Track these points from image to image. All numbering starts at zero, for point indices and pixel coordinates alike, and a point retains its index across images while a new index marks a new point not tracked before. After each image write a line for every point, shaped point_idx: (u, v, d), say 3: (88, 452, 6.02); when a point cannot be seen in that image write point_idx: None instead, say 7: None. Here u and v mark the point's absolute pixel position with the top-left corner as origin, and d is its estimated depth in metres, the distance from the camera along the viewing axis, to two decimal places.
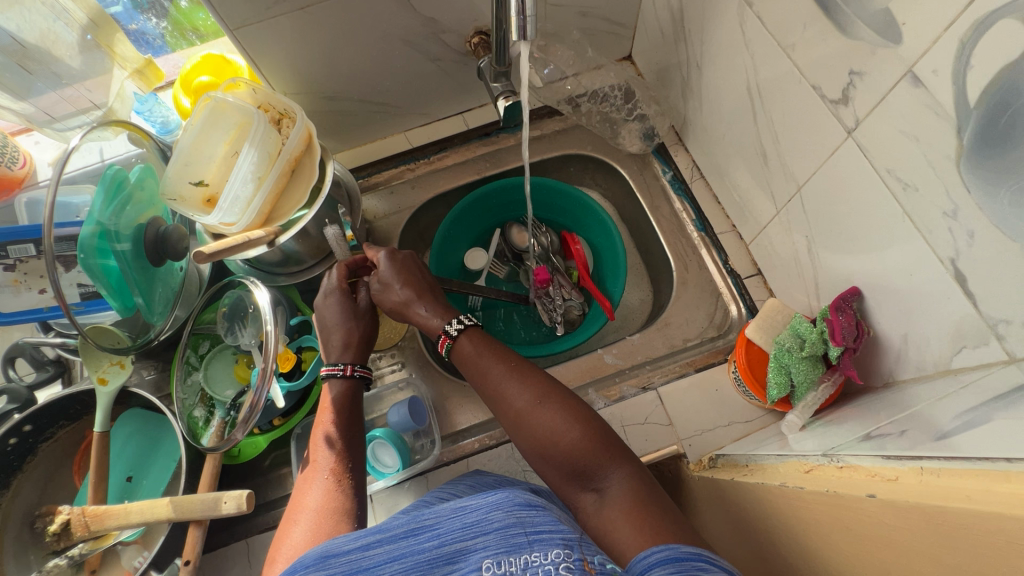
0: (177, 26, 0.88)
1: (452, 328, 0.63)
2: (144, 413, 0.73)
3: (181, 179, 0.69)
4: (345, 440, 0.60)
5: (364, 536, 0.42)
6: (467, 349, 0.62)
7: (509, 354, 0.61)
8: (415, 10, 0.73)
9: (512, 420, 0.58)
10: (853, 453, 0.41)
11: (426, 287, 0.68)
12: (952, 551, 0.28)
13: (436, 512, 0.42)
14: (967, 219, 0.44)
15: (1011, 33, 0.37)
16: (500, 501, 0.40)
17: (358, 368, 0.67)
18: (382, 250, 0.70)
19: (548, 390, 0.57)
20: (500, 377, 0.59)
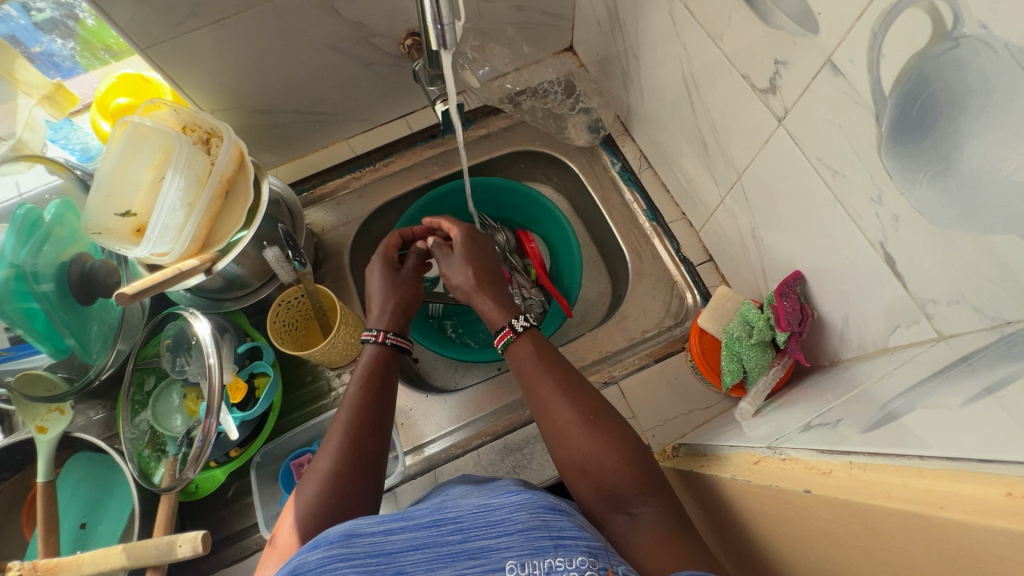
0: (87, 45, 0.79)
1: (519, 324, 0.68)
2: (94, 456, 0.70)
3: (104, 210, 0.65)
4: (373, 406, 0.61)
5: (387, 519, 0.41)
6: (521, 357, 0.67)
7: (564, 371, 0.65)
8: (340, 16, 0.70)
9: (556, 433, 0.61)
10: (794, 444, 0.41)
11: (488, 280, 0.75)
12: (882, 547, 0.28)
13: (459, 508, 0.42)
14: (892, 204, 0.45)
15: (918, 23, 0.37)
16: (525, 502, 0.41)
17: (389, 337, 0.69)
18: (459, 229, 0.78)
19: (597, 411, 0.61)
20: (551, 393, 0.62)
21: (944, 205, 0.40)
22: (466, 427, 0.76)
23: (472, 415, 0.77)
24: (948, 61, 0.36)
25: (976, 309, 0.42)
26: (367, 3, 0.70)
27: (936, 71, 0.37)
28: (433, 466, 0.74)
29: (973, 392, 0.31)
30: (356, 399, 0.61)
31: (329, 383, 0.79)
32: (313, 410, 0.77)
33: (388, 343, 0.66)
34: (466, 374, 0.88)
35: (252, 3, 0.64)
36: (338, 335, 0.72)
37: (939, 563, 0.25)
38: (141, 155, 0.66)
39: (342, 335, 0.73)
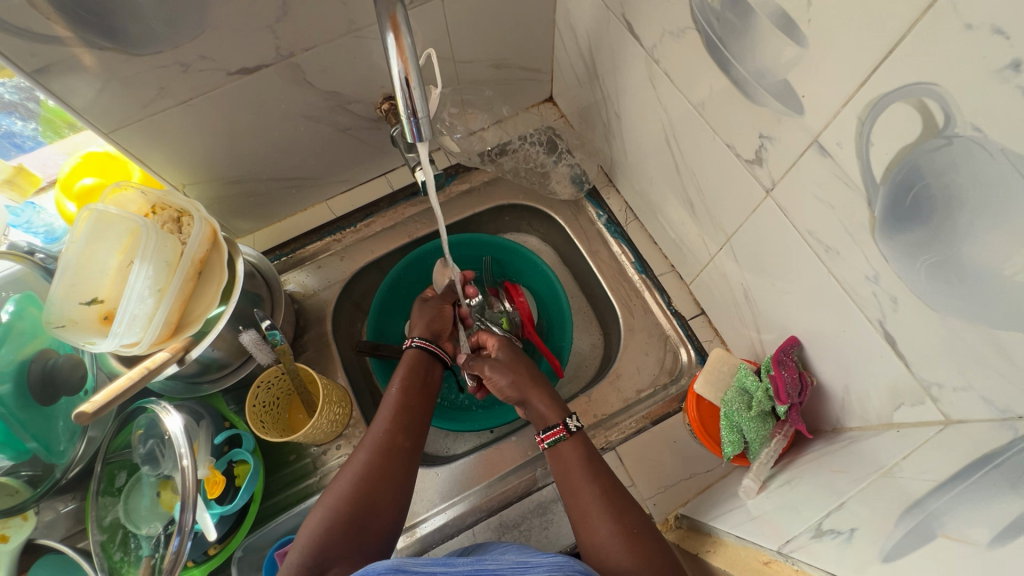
0: (50, 125, 0.71)
1: (572, 423, 0.64)
2: (60, 558, 0.63)
3: (68, 301, 0.61)
4: (410, 410, 0.65)
5: (430, 564, 0.43)
6: (565, 459, 0.63)
7: (607, 481, 0.60)
8: (313, 86, 0.69)
9: (593, 550, 0.56)
10: (808, 553, 0.38)
11: (535, 375, 0.72)
12: None
13: (497, 561, 0.44)
14: (889, 285, 0.44)
15: (907, 117, 0.36)
16: (561, 562, 0.43)
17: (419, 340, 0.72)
18: (496, 338, 0.78)
19: (638, 529, 0.56)
20: (592, 501, 0.58)
21: (947, 297, 0.39)
22: (461, 502, 0.73)
23: (466, 489, 0.74)
24: (940, 157, 0.35)
25: (984, 398, 0.40)
26: (340, 73, 0.69)
27: (928, 165, 0.36)
28: (426, 547, 0.70)
29: (1001, 520, 0.29)
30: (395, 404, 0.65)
31: (315, 460, 0.75)
32: (298, 492, 0.73)
33: (418, 346, 0.71)
34: (458, 439, 0.84)
35: (221, 82, 0.62)
36: (322, 416, 0.68)
37: None
38: (107, 240, 0.63)
39: (325, 416, 0.69)
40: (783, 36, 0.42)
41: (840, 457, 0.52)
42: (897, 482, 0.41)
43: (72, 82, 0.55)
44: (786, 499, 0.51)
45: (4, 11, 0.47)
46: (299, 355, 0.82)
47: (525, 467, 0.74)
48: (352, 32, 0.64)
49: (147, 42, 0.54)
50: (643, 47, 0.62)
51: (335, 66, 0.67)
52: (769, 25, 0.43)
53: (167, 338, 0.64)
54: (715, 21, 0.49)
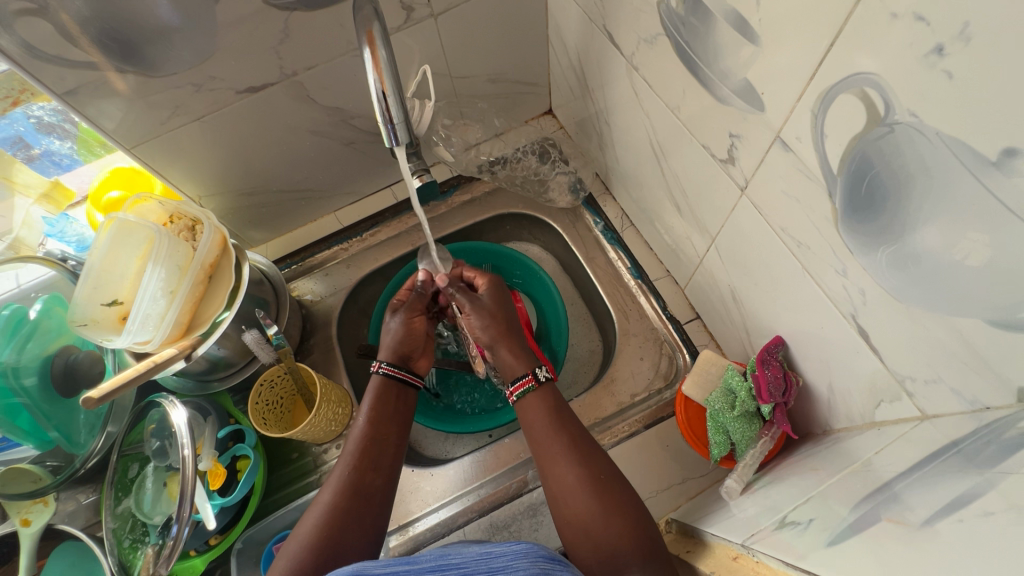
0: (85, 144, 0.77)
1: (541, 375, 0.66)
2: (79, 545, 0.67)
3: (91, 301, 0.67)
4: (381, 444, 0.66)
5: (393, 565, 0.42)
6: (533, 413, 0.64)
7: (575, 431, 0.62)
8: (317, 103, 0.73)
9: (559, 493, 0.58)
10: (768, 545, 0.38)
11: (508, 328, 0.73)
12: None
13: (461, 554, 0.43)
14: (857, 278, 0.43)
15: (853, 107, 0.36)
16: (527, 550, 0.43)
17: (384, 366, 0.71)
18: (487, 278, 0.78)
19: (602, 475, 0.58)
20: (561, 450, 0.60)
21: (905, 284, 0.39)
22: (454, 502, 0.74)
23: (461, 489, 0.75)
24: (886, 144, 0.35)
25: (953, 390, 0.39)
26: (342, 90, 0.73)
27: (876, 154, 0.36)
28: (419, 546, 0.71)
29: (938, 504, 0.30)
30: (363, 438, 0.66)
31: (316, 459, 0.78)
32: (299, 489, 0.76)
33: (384, 373, 0.71)
34: (457, 443, 0.86)
35: (231, 100, 0.67)
36: (320, 412, 0.71)
37: None
38: (128, 247, 0.68)
39: (323, 413, 0.72)
40: (739, 35, 0.43)
41: (823, 457, 0.51)
42: (867, 479, 0.41)
43: (102, 105, 0.61)
44: (767, 498, 0.51)
45: (42, 42, 0.54)
46: (305, 358, 0.86)
47: (518, 469, 0.75)
48: (351, 51, 0.69)
49: (163, 65, 0.60)
50: (623, 55, 0.64)
51: (336, 83, 0.72)
52: (725, 27, 0.44)
53: (177, 338, 0.69)
54: (681, 27, 0.50)
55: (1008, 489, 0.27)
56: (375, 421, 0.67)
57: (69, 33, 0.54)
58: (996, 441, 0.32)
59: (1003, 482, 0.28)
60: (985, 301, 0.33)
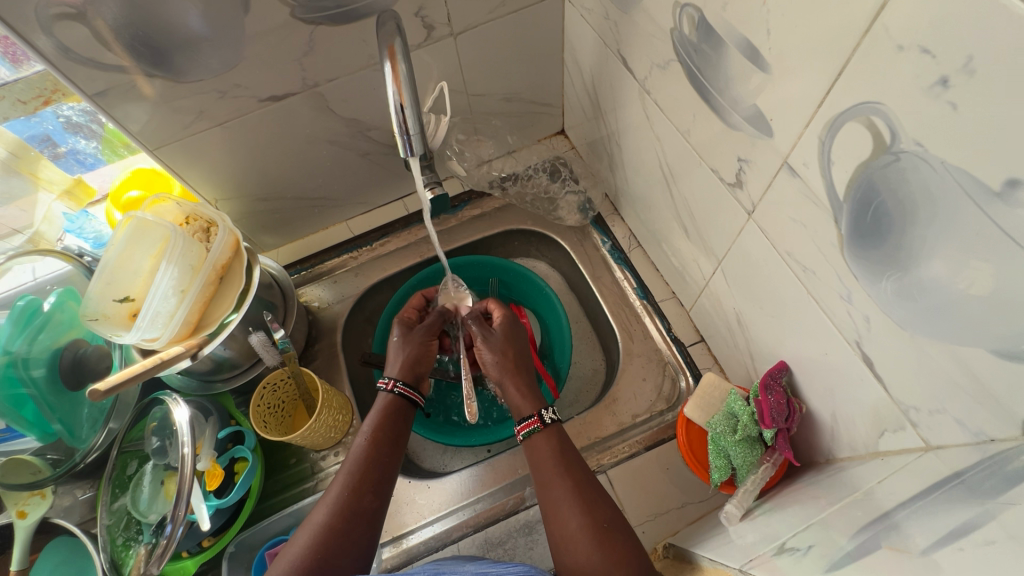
0: (109, 144, 0.79)
1: (548, 415, 0.65)
2: (72, 542, 0.67)
3: (104, 297, 0.68)
4: (379, 463, 0.64)
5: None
6: (539, 453, 0.63)
7: (580, 473, 0.60)
8: (336, 114, 0.75)
9: (561, 539, 0.57)
10: (767, 570, 0.37)
11: (519, 365, 0.73)
12: None
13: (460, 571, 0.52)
14: (861, 304, 0.43)
15: (859, 135, 0.37)
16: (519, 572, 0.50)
17: (399, 384, 0.70)
18: (506, 313, 0.79)
19: (606, 523, 0.56)
20: (563, 494, 0.58)
21: (910, 313, 0.39)
22: (450, 517, 0.73)
23: (458, 503, 0.74)
24: (891, 172, 0.36)
25: (958, 421, 0.39)
26: (361, 103, 0.75)
27: (881, 181, 0.37)
28: (411, 559, 0.71)
29: (940, 533, 0.29)
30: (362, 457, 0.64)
31: (313, 466, 0.77)
32: (296, 495, 0.75)
33: (397, 393, 0.70)
34: (455, 456, 0.85)
35: (253, 107, 0.69)
36: (320, 417, 0.71)
37: None
38: (143, 245, 0.70)
39: (322, 419, 0.72)
40: (749, 63, 0.45)
41: (825, 486, 0.51)
42: (869, 508, 0.40)
43: (130, 107, 0.63)
44: (767, 525, 0.50)
45: (79, 45, 0.56)
46: (309, 363, 0.86)
47: (515, 486, 0.74)
48: (372, 66, 0.71)
49: (190, 71, 0.62)
50: (636, 78, 0.65)
51: (356, 96, 0.74)
52: (737, 53, 0.45)
53: (184, 337, 0.70)
54: (694, 53, 0.51)
55: (1009, 519, 0.26)
56: (373, 440, 0.65)
57: (103, 37, 0.56)
58: (998, 473, 0.32)
59: (1006, 512, 0.27)
60: (987, 331, 0.33)
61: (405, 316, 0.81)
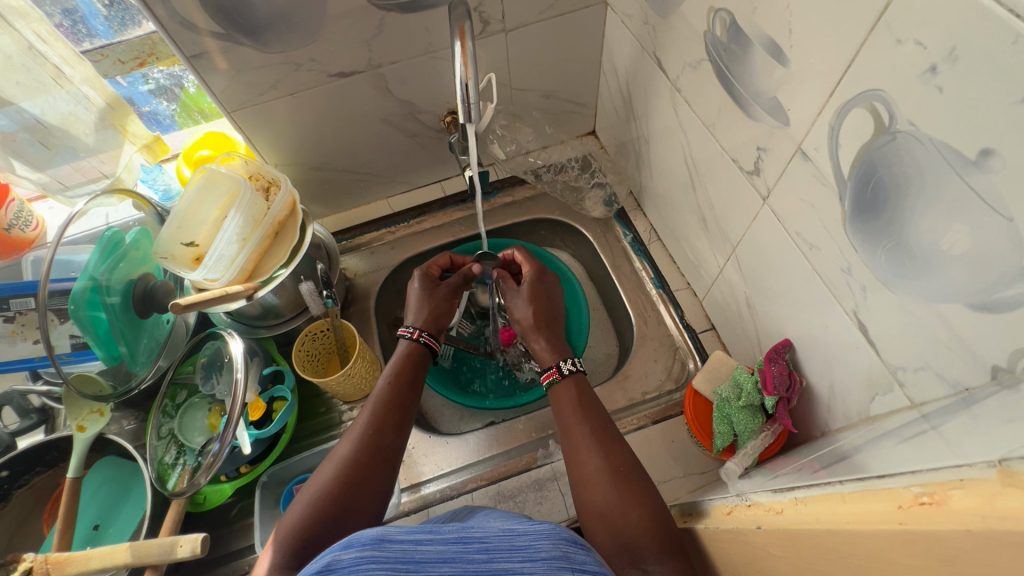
0: (185, 108, 0.89)
1: (565, 367, 0.72)
2: (117, 461, 0.76)
3: (174, 239, 0.76)
4: (401, 404, 0.69)
5: (416, 532, 0.39)
6: (562, 399, 0.69)
7: (600, 423, 0.65)
8: (392, 95, 0.83)
9: (580, 481, 0.60)
10: (759, 490, 0.43)
11: (543, 320, 0.80)
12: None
13: (484, 528, 0.41)
14: (859, 274, 0.49)
15: (863, 119, 0.43)
16: (549, 531, 0.40)
17: (423, 334, 0.78)
18: (530, 271, 0.85)
19: (624, 466, 0.60)
20: (584, 439, 0.63)
21: (900, 277, 0.44)
22: (465, 470, 0.78)
23: (473, 459, 0.79)
24: (888, 150, 0.42)
25: (939, 375, 0.44)
26: (416, 86, 0.83)
27: (879, 158, 0.43)
28: (427, 505, 0.76)
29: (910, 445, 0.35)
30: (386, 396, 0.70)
31: (341, 416, 0.83)
32: (323, 440, 0.81)
33: (421, 341, 0.77)
34: (471, 422, 0.91)
35: (322, 81, 0.77)
36: (356, 365, 0.78)
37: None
38: (212, 197, 0.77)
39: (361, 364, 0.79)
40: (772, 59, 0.51)
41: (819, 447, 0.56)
42: (856, 451, 0.45)
43: (219, 72, 0.71)
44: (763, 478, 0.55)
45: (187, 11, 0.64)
46: None
47: (528, 447, 0.79)
48: (430, 53, 0.79)
49: (275, 42, 0.70)
50: (668, 78, 0.72)
51: (412, 79, 0.82)
52: (762, 51, 0.52)
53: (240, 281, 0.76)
54: (723, 53, 0.58)
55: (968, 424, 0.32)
56: (395, 382, 0.71)
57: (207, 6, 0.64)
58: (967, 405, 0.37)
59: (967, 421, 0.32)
60: (963, 286, 0.39)
61: (430, 269, 0.87)
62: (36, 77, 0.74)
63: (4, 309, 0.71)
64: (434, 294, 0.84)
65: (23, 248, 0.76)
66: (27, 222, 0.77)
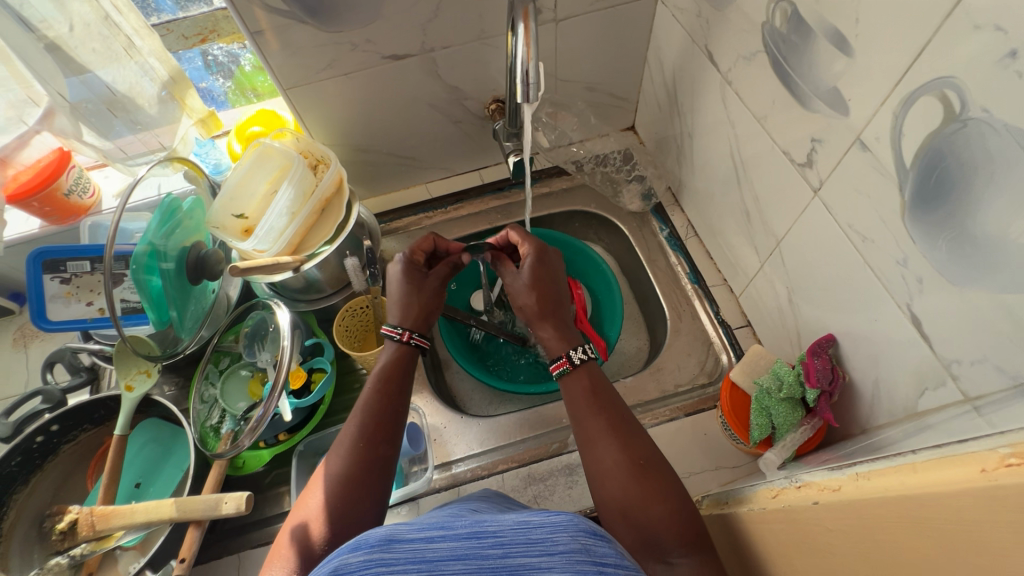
0: (239, 86, 0.95)
1: (576, 356, 0.68)
2: (160, 423, 0.79)
3: (226, 210, 0.78)
4: (399, 382, 0.68)
5: (427, 527, 0.34)
6: (572, 388, 0.67)
7: (613, 412, 0.64)
8: (441, 79, 0.85)
9: (598, 475, 0.59)
10: (809, 471, 0.43)
11: (547, 304, 0.76)
12: (891, 544, 0.30)
13: (497, 522, 0.35)
14: (915, 266, 0.49)
15: (931, 107, 0.43)
16: (566, 522, 0.35)
17: (415, 336, 0.72)
18: (530, 251, 0.79)
19: (644, 458, 0.59)
20: (599, 432, 0.61)
21: (962, 267, 0.44)
22: (495, 452, 0.79)
23: (503, 442, 0.80)
24: (957, 138, 0.42)
25: (997, 368, 0.44)
26: (465, 72, 0.84)
27: (947, 147, 0.43)
28: (458, 483, 0.77)
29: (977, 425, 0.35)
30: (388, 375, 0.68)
31: None
32: None
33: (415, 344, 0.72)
34: (500, 407, 0.92)
35: (375, 63, 0.79)
36: None
37: (942, 553, 0.26)
38: (263, 171, 0.79)
39: None
40: (835, 49, 0.51)
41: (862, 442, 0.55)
42: (909, 440, 0.45)
43: (279, 49, 0.73)
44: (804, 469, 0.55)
45: None
46: None
47: (558, 433, 0.80)
48: (482, 39, 0.80)
49: (335, 22, 0.71)
50: (719, 71, 0.73)
51: (462, 64, 0.83)
52: (824, 41, 0.52)
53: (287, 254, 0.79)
54: (782, 44, 0.59)
55: None
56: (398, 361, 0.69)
57: None
58: None
59: None
60: None
61: (412, 256, 0.79)
62: (109, 47, 0.76)
63: (62, 271, 0.74)
64: (423, 287, 0.77)
65: (81, 213, 0.84)
66: (85, 188, 0.84)
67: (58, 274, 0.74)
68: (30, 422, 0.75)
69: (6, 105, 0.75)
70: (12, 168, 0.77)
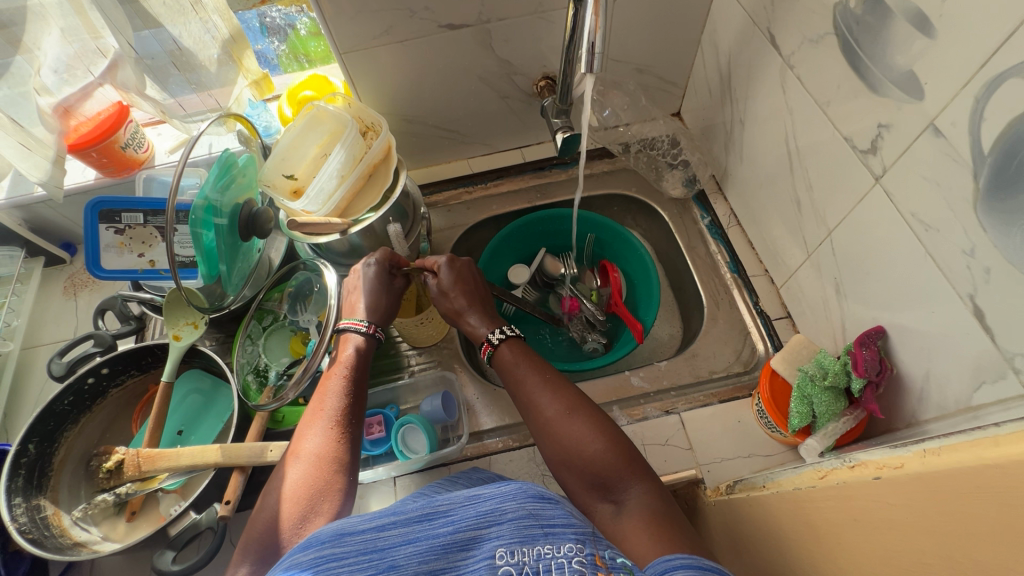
0: (292, 51, 0.98)
1: (495, 336, 0.69)
2: (201, 374, 0.81)
3: (277, 170, 0.79)
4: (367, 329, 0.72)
5: (381, 515, 0.44)
6: (503, 352, 0.69)
7: (546, 368, 0.67)
8: (494, 53, 0.85)
9: (539, 427, 0.63)
10: (866, 452, 0.43)
11: (478, 295, 0.76)
12: (976, 518, 0.30)
13: (449, 499, 0.45)
14: (984, 256, 0.48)
15: (1019, 90, 0.42)
16: (515, 491, 0.44)
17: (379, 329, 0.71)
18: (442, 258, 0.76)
19: (578, 402, 0.63)
20: (534, 386, 0.64)
21: None
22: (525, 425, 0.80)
23: None
24: None
25: None
26: (519, 46, 0.84)
27: None
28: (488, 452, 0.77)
29: None
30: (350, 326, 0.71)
31: (407, 360, 0.88)
32: (391, 380, 0.87)
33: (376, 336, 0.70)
34: None
35: (432, 32, 0.79)
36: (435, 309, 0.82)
37: None
38: (314, 134, 0.80)
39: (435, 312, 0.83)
40: (915, 30, 0.50)
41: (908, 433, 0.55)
42: None
43: (340, 13, 0.74)
44: None
45: None
46: None
47: None
48: (538, 13, 0.80)
49: None
50: (780, 55, 0.71)
51: (517, 38, 0.83)
52: (903, 22, 0.51)
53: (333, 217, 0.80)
54: (854, 25, 0.57)
55: None
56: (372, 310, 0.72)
57: None
58: None
59: None
60: None
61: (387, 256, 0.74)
62: (179, 3, 0.80)
63: (117, 221, 0.74)
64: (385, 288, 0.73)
65: (135, 166, 0.86)
66: (140, 143, 0.86)
67: (114, 224, 0.74)
68: (82, 364, 0.78)
69: (77, 54, 0.78)
70: (75, 119, 0.79)
